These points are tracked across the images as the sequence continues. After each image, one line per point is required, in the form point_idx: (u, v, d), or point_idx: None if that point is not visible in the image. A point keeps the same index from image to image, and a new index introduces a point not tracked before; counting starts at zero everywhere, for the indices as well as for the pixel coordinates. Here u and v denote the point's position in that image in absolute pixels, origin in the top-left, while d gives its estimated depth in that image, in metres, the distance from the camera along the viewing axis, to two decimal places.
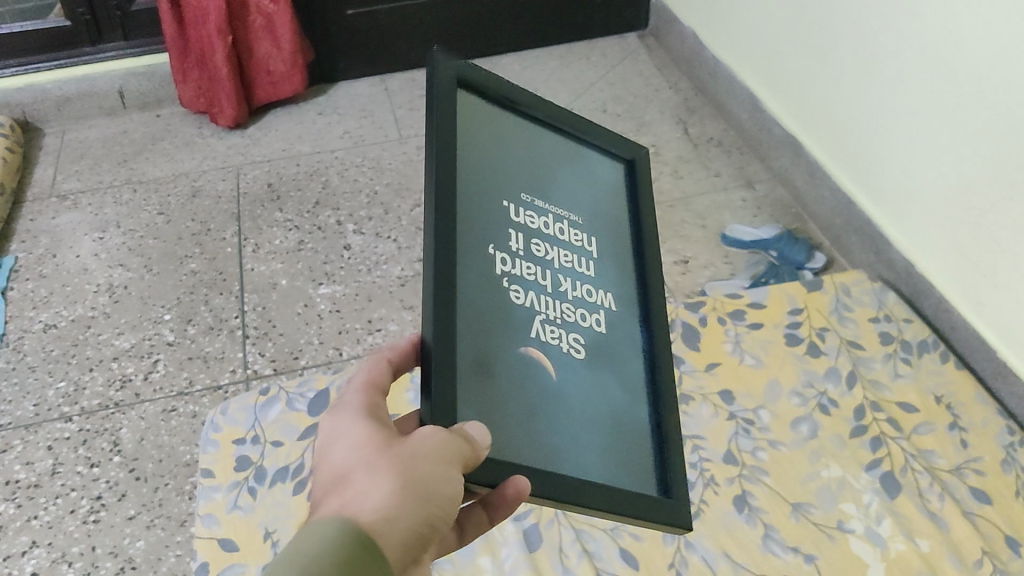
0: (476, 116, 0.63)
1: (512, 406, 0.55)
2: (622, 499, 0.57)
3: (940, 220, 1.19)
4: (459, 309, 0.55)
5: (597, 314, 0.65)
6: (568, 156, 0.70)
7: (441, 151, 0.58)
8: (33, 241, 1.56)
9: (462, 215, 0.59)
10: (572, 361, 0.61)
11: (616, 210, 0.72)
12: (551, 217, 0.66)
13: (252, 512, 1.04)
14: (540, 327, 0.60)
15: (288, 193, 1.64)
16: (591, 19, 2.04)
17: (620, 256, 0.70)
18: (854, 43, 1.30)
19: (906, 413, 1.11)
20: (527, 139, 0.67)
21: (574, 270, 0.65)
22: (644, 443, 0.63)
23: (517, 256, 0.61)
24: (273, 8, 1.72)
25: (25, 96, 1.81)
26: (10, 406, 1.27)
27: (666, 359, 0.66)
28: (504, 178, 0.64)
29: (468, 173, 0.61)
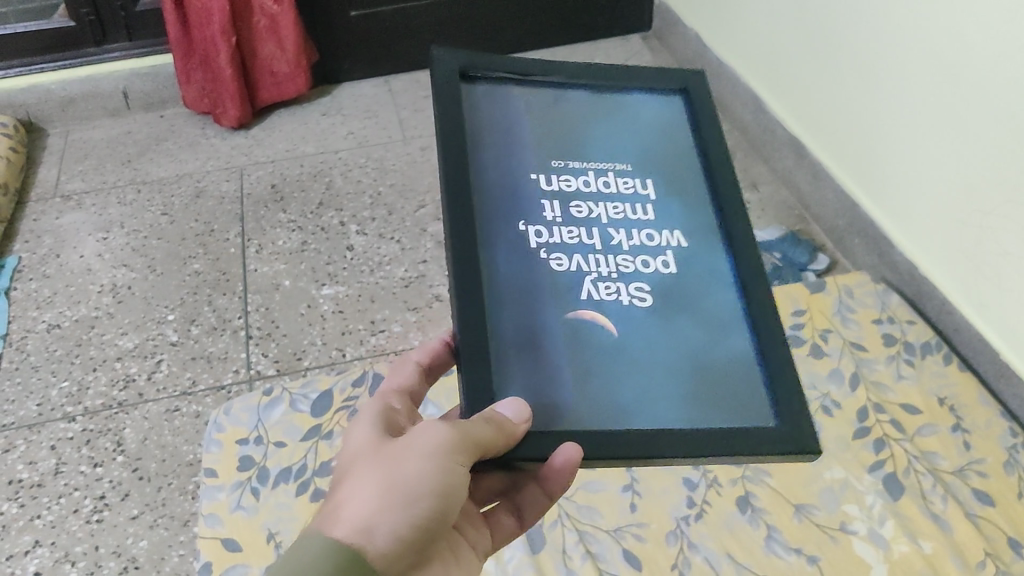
0: (495, 107, 0.66)
1: (561, 373, 0.58)
2: (704, 440, 0.56)
3: (942, 221, 1.19)
4: (492, 288, 0.59)
5: (661, 257, 0.63)
6: (609, 112, 0.69)
7: (453, 151, 0.62)
8: (37, 241, 1.57)
9: (487, 203, 0.62)
10: (634, 310, 0.60)
11: (685, 145, 0.69)
12: (592, 173, 0.66)
13: (255, 513, 1.04)
14: (590, 289, 0.60)
15: (292, 194, 1.65)
16: (595, 21, 2.05)
17: (694, 189, 0.67)
18: (856, 44, 1.30)
19: (910, 415, 1.11)
20: (550, 110, 0.68)
21: (629, 218, 0.64)
22: (743, 374, 0.60)
23: (555, 224, 0.63)
24: (277, 9, 1.72)
25: (29, 96, 1.81)
26: (14, 405, 1.27)
27: (762, 285, 0.63)
28: (536, 154, 0.65)
29: (484, 160, 0.64)
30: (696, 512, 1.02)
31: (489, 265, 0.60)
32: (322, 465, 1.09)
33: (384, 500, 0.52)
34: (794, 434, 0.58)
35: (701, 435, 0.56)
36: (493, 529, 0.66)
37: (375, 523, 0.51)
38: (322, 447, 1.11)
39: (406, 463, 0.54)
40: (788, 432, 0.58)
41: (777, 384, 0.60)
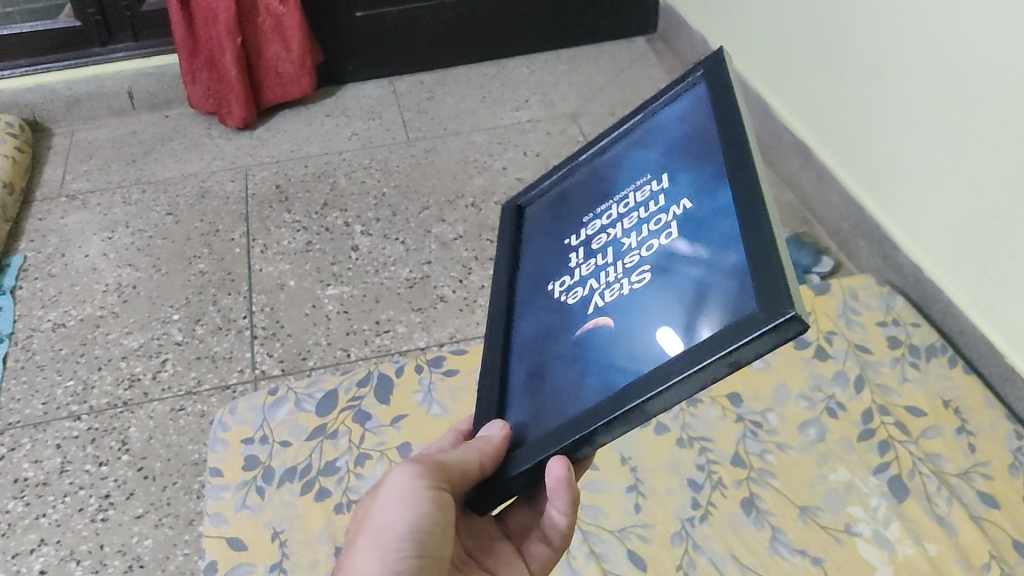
0: (542, 214, 0.70)
1: (566, 388, 0.56)
2: (669, 368, 0.49)
3: (949, 224, 1.19)
4: (517, 351, 0.63)
5: (666, 232, 0.56)
6: (640, 138, 0.64)
7: (500, 270, 0.68)
8: (43, 241, 1.57)
9: (523, 290, 0.66)
10: (631, 294, 0.55)
11: (708, 111, 0.59)
12: (618, 205, 0.63)
13: (260, 512, 1.04)
14: (596, 301, 0.58)
15: (296, 194, 1.65)
16: (599, 23, 2.05)
17: (710, 142, 0.57)
18: (862, 48, 1.30)
19: (915, 417, 1.11)
20: (594, 177, 0.67)
21: (642, 218, 0.59)
22: (734, 285, 0.49)
23: (579, 267, 0.62)
24: (282, 10, 1.72)
25: (35, 96, 1.81)
26: (19, 404, 1.27)
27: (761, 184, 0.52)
28: (574, 220, 0.66)
29: (530, 259, 0.68)
30: (701, 514, 1.02)
31: (514, 335, 0.64)
32: (328, 464, 1.09)
33: (385, 554, 0.59)
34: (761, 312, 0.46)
35: (665, 368, 0.49)
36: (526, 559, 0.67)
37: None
38: (327, 446, 1.11)
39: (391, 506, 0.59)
40: (760, 314, 0.46)
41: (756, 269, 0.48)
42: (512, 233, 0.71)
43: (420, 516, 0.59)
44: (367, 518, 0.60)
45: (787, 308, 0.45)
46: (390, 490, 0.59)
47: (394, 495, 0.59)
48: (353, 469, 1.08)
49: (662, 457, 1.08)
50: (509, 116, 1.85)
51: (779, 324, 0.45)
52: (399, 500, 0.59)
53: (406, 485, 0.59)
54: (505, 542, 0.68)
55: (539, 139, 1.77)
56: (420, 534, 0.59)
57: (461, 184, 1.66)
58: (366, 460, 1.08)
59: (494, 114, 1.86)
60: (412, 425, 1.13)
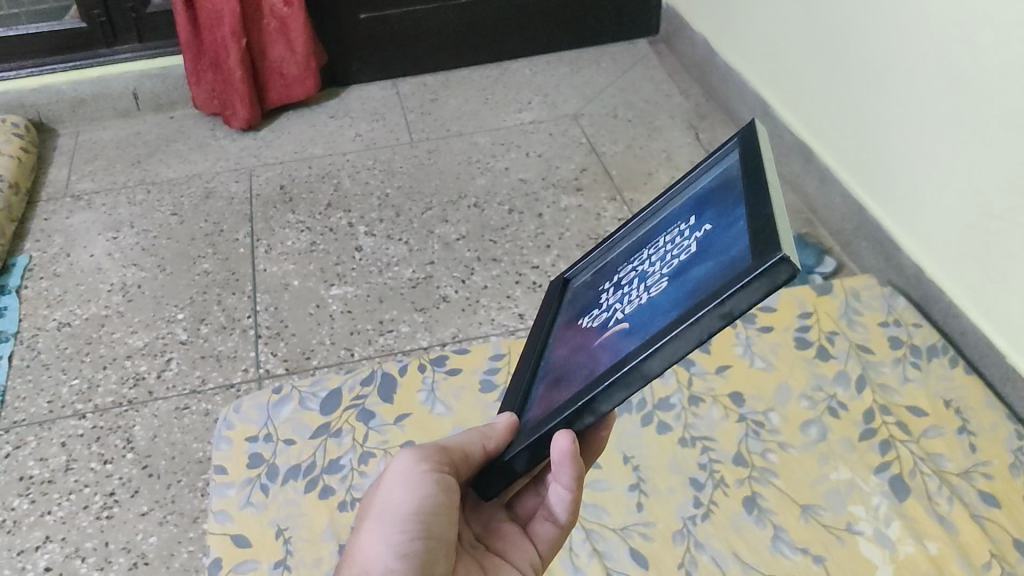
0: (584, 278, 0.69)
1: (577, 382, 0.57)
2: (667, 328, 0.50)
3: (952, 226, 1.19)
4: (543, 380, 0.63)
5: (684, 253, 0.56)
6: (675, 202, 0.64)
7: (538, 332, 0.69)
8: (48, 240, 1.57)
9: (558, 336, 0.66)
10: (645, 303, 0.56)
11: (733, 163, 0.59)
12: (645, 252, 0.62)
13: (264, 510, 1.05)
14: (615, 316, 0.58)
15: (300, 195, 1.66)
16: (601, 24, 2.05)
17: (734, 176, 0.57)
18: (864, 52, 1.31)
19: (916, 417, 1.11)
20: (628, 241, 0.66)
21: (666, 249, 0.59)
22: (733, 253, 0.50)
23: (604, 304, 0.62)
24: (287, 11, 1.73)
25: (40, 97, 1.82)
26: (24, 402, 1.28)
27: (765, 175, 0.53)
28: (609, 273, 0.66)
29: (562, 318, 0.68)
30: (703, 512, 1.03)
31: (544, 370, 0.64)
32: (331, 463, 1.09)
33: (390, 536, 0.59)
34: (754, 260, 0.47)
35: (663, 330, 0.50)
36: (536, 541, 0.68)
37: (389, 559, 0.58)
38: (331, 445, 1.11)
39: (397, 489, 0.60)
40: (751, 265, 0.46)
41: (756, 231, 0.49)
42: (551, 305, 0.71)
43: (423, 497, 0.60)
44: (373, 507, 0.62)
45: (776, 253, 0.45)
46: (396, 476, 0.61)
47: (397, 479, 0.61)
48: (356, 468, 1.08)
49: (665, 456, 1.09)
50: (512, 118, 1.85)
51: (767, 269, 0.45)
52: (403, 482, 0.60)
53: (408, 468, 0.61)
54: (513, 524, 0.69)
55: (542, 141, 1.78)
56: (423, 515, 0.60)
57: (464, 184, 1.67)
58: (369, 458, 1.09)
59: (497, 115, 1.86)
60: (415, 424, 1.13)
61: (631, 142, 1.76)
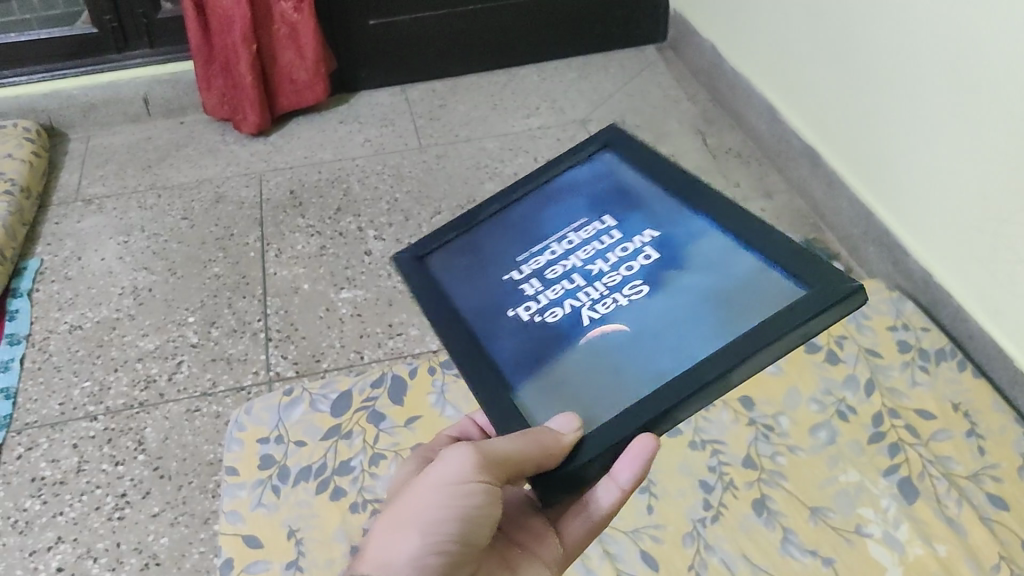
0: (452, 263, 0.74)
1: (588, 386, 0.60)
2: (744, 342, 0.58)
3: (958, 230, 1.20)
4: (502, 362, 0.64)
5: (641, 256, 0.67)
6: (550, 200, 0.76)
7: (428, 305, 0.70)
8: (59, 244, 1.58)
9: (474, 315, 0.68)
10: (628, 307, 0.64)
11: (621, 172, 0.76)
12: (555, 243, 0.72)
13: (276, 511, 1.05)
14: (589, 313, 0.65)
15: (310, 200, 1.66)
16: (609, 31, 2.06)
17: (651, 194, 0.73)
18: (871, 57, 1.32)
19: (925, 420, 1.12)
20: (499, 228, 0.76)
21: (600, 250, 0.70)
22: (764, 282, 0.62)
23: (540, 293, 0.68)
24: (297, 18, 1.74)
25: (51, 102, 1.83)
26: (36, 404, 1.29)
27: (738, 213, 0.67)
28: (502, 261, 0.72)
29: (459, 295, 0.70)
30: (712, 514, 1.03)
31: (492, 353, 0.65)
32: (342, 464, 1.10)
33: (424, 533, 0.57)
34: (820, 288, 0.59)
35: (735, 344, 0.58)
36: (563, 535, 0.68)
37: (418, 554, 0.57)
38: (342, 446, 1.12)
39: (439, 488, 0.58)
40: (825, 289, 0.59)
41: (788, 263, 0.62)
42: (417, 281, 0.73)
43: (467, 504, 0.58)
44: (408, 498, 0.60)
45: (852, 284, 0.59)
46: (440, 474, 0.59)
47: (445, 479, 0.58)
48: (367, 469, 1.09)
49: (674, 459, 1.09)
50: (520, 123, 1.86)
51: (848, 296, 0.59)
52: (448, 484, 0.58)
53: (463, 470, 0.58)
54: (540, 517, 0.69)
55: (550, 146, 1.78)
56: (463, 521, 0.58)
57: (473, 189, 1.68)
58: (380, 460, 1.09)
59: (505, 120, 1.87)
60: (425, 425, 1.14)
61: None
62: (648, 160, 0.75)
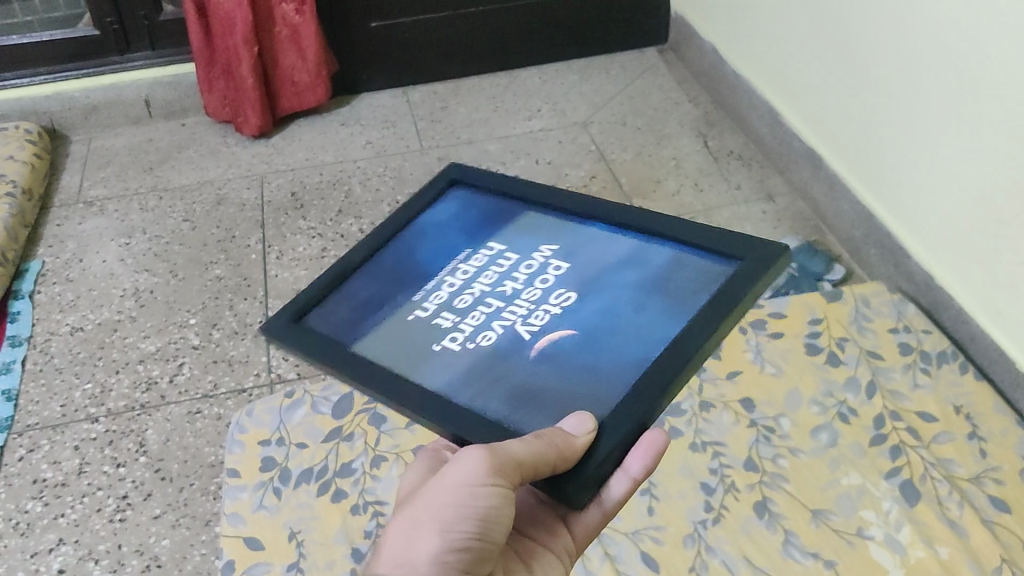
0: (334, 315, 0.71)
1: (558, 389, 0.63)
2: (709, 313, 0.65)
3: (960, 233, 1.20)
4: (455, 395, 0.63)
5: (552, 272, 0.73)
6: (419, 240, 0.79)
7: (339, 360, 0.66)
8: (61, 246, 1.59)
9: (396, 361, 0.66)
10: (559, 316, 0.68)
11: (473, 211, 0.82)
12: (453, 275, 0.74)
13: (277, 513, 1.05)
14: (526, 328, 0.68)
15: (311, 202, 1.66)
16: (610, 33, 2.06)
17: (527, 222, 0.80)
18: (873, 60, 1.32)
19: (926, 422, 1.12)
20: (382, 276, 0.75)
21: (503, 272, 0.74)
22: (691, 266, 0.71)
23: (457, 324, 0.69)
24: (298, 20, 1.74)
25: (53, 104, 1.83)
26: (38, 406, 1.29)
27: (630, 219, 0.76)
28: (396, 303, 0.72)
29: (368, 343, 0.68)
30: (713, 516, 1.03)
31: (433, 388, 0.63)
32: (343, 466, 1.10)
33: (443, 531, 0.57)
34: (748, 256, 0.69)
35: (701, 317, 0.64)
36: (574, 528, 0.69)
37: (439, 553, 0.57)
38: (343, 448, 1.12)
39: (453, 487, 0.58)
40: (754, 254, 0.69)
41: (703, 246, 0.72)
42: (313, 338, 0.68)
43: (482, 500, 0.57)
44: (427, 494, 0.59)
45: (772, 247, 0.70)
46: (454, 473, 0.58)
47: (457, 475, 0.57)
48: (369, 472, 1.09)
49: (676, 461, 1.09)
50: (521, 125, 1.86)
51: (775, 258, 0.69)
52: (460, 483, 0.57)
53: (474, 467, 0.57)
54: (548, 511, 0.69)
55: (551, 148, 1.78)
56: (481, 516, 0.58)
57: None
58: (381, 462, 1.09)
59: (507, 123, 1.87)
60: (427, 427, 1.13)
61: (640, 150, 1.76)
62: (499, 195, 0.83)
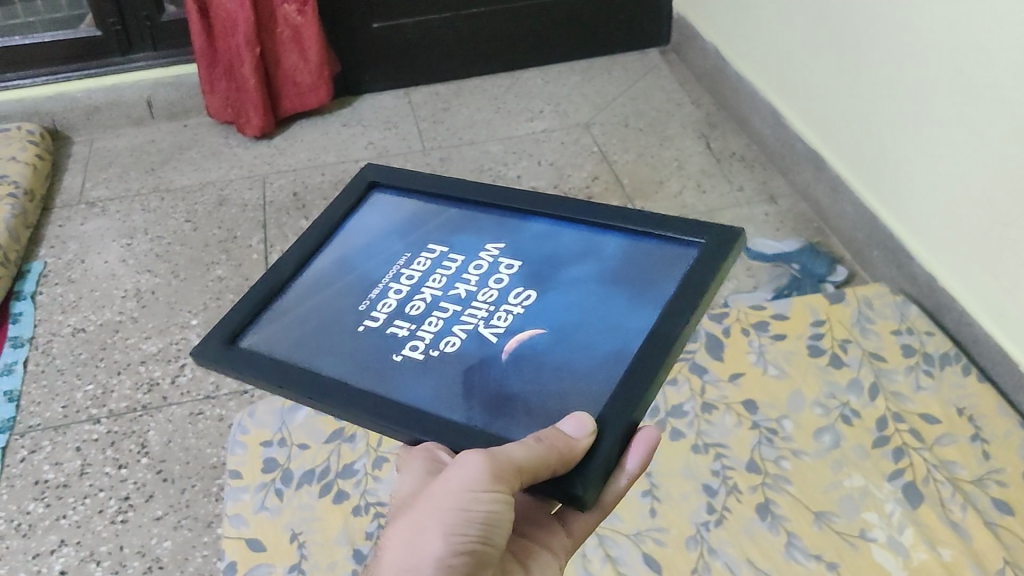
0: (274, 333, 0.68)
1: (535, 391, 0.60)
2: (678, 302, 0.63)
3: (963, 234, 1.20)
4: (430, 408, 0.59)
5: (505, 269, 0.70)
6: (351, 248, 0.75)
7: (295, 382, 0.62)
8: (62, 247, 1.58)
9: (360, 379, 0.62)
10: (520, 316, 0.65)
11: (402, 210, 0.79)
12: (400, 279, 0.71)
13: (279, 514, 1.05)
14: (489, 329, 0.65)
15: (314, 203, 1.66)
16: (612, 34, 2.06)
17: (463, 217, 0.77)
18: (876, 62, 1.31)
19: (929, 424, 1.12)
20: (321, 286, 0.72)
21: (451, 275, 0.71)
22: (646, 253, 0.70)
23: (414, 330, 0.66)
24: (301, 20, 1.74)
25: (55, 105, 1.83)
26: (40, 407, 1.28)
27: (572, 206, 0.74)
28: (346, 315, 0.68)
29: (320, 356, 0.64)
30: (716, 518, 1.03)
31: (407, 403, 0.60)
32: (345, 467, 1.10)
33: (444, 534, 0.57)
34: (703, 239, 0.68)
35: (671, 306, 0.63)
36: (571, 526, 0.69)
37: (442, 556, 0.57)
38: (345, 449, 1.12)
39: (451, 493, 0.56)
40: (709, 237, 0.68)
41: (654, 230, 0.71)
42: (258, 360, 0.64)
43: (481, 505, 0.56)
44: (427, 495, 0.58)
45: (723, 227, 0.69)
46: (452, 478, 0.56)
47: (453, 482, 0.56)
48: (371, 473, 1.08)
49: (678, 463, 1.09)
50: (523, 126, 1.86)
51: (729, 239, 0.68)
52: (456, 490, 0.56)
53: (477, 476, 0.55)
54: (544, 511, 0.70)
55: (554, 149, 1.78)
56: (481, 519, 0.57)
57: None
58: (384, 464, 1.09)
59: (509, 124, 1.87)
60: None
61: (643, 151, 1.76)
62: (422, 189, 0.79)
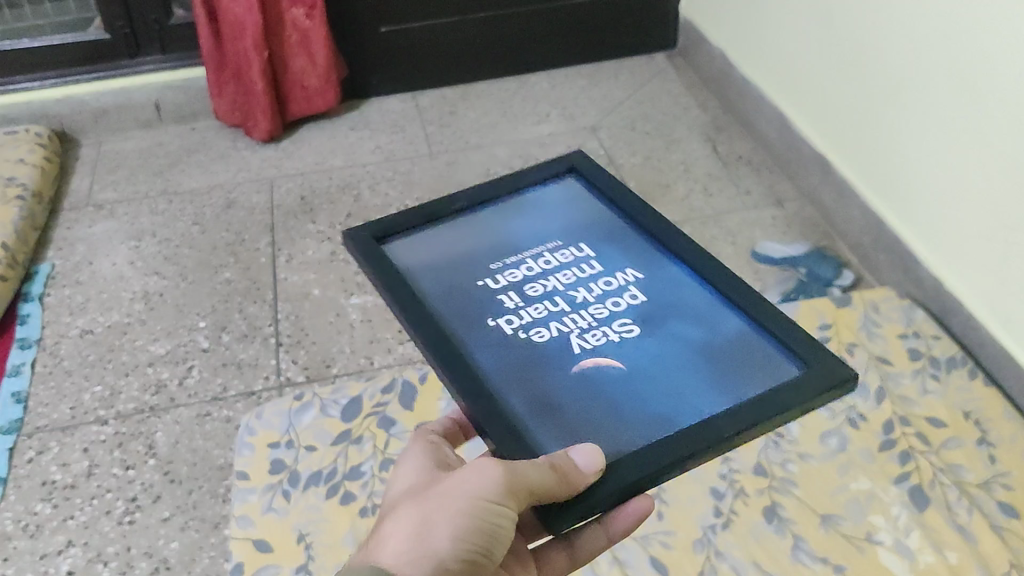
0: (414, 248, 0.75)
1: (595, 412, 0.62)
2: (753, 404, 0.60)
3: (969, 238, 1.20)
4: (495, 380, 0.64)
5: (629, 293, 0.71)
6: (512, 207, 0.79)
7: (401, 295, 0.69)
8: (70, 249, 1.59)
9: (455, 328, 0.67)
10: (620, 342, 0.66)
11: (583, 202, 0.80)
12: (531, 261, 0.74)
13: (286, 515, 1.05)
14: (582, 345, 0.66)
15: (321, 206, 1.67)
16: (619, 39, 2.07)
17: (623, 236, 0.77)
18: (882, 66, 1.32)
19: (936, 428, 1.12)
20: (462, 228, 0.77)
21: (582, 279, 0.72)
22: (754, 345, 0.66)
23: (518, 309, 0.69)
24: (309, 24, 1.74)
25: (64, 108, 1.84)
26: (47, 408, 1.29)
27: (715, 266, 0.72)
28: (474, 269, 0.73)
29: (430, 289, 0.71)
30: (723, 521, 1.03)
31: (477, 364, 0.65)
32: (352, 469, 1.10)
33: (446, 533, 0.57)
34: (820, 367, 0.63)
35: (747, 407, 0.60)
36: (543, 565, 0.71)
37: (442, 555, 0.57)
38: (351, 451, 1.12)
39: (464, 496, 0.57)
40: (823, 368, 0.62)
41: (775, 333, 0.66)
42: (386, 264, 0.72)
43: (488, 514, 0.57)
44: (437, 496, 0.59)
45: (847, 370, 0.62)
46: (468, 484, 0.58)
47: (470, 486, 0.57)
48: (377, 475, 1.09)
49: None
50: (530, 130, 1.86)
51: (845, 378, 0.62)
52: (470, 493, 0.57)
53: (489, 480, 0.57)
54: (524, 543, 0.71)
55: (560, 153, 1.79)
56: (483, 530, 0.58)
57: None
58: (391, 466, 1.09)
59: (516, 127, 1.87)
60: None
61: (649, 155, 1.76)
62: (618, 187, 0.80)
